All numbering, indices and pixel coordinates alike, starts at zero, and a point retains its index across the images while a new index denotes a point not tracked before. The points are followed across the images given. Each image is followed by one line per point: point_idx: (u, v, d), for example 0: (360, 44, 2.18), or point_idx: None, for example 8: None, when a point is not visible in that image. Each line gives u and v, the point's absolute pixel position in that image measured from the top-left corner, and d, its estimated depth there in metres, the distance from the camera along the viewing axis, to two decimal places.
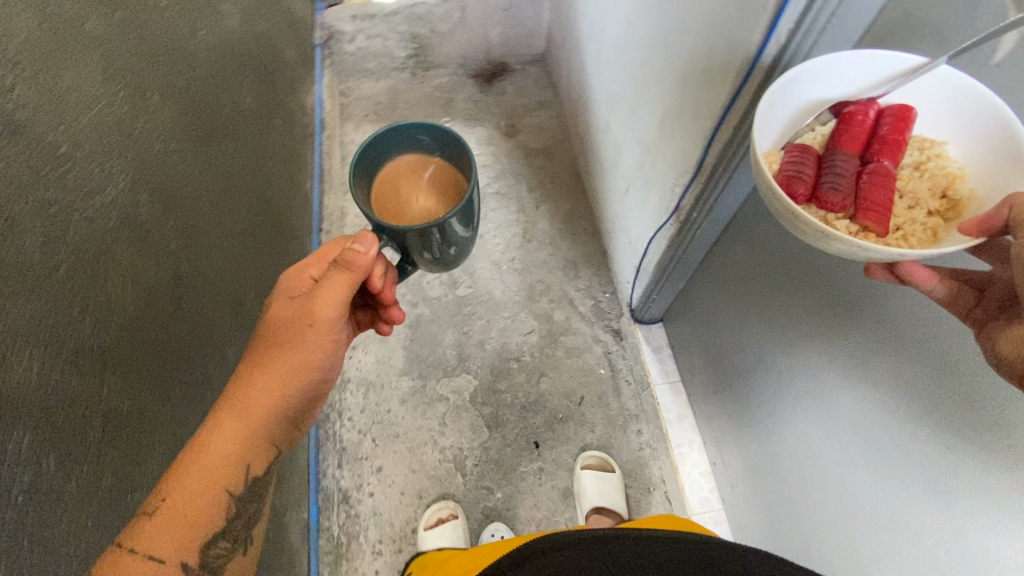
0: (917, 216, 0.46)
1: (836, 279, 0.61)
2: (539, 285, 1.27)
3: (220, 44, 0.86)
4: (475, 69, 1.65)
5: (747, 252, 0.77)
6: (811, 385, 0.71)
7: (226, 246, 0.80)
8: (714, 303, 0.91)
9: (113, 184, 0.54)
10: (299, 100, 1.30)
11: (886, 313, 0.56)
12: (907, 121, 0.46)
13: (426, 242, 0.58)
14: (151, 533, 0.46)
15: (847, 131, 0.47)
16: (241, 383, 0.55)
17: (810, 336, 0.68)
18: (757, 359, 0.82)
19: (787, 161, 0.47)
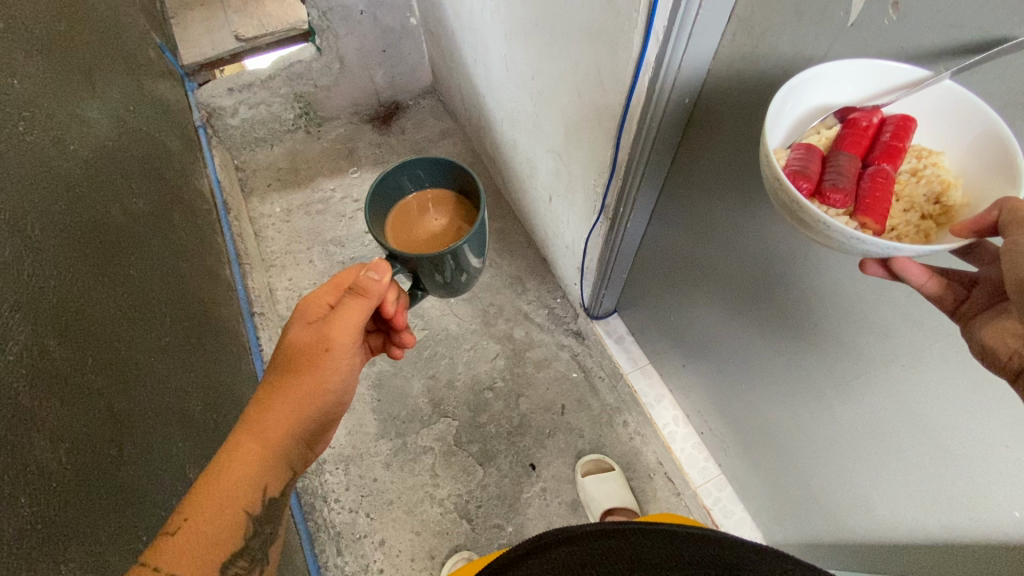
0: (909, 219, 0.43)
1: (765, 241, 0.65)
2: (492, 308, 1.26)
3: (94, 154, 0.80)
4: (369, 113, 1.64)
5: (677, 232, 0.81)
6: (767, 338, 0.75)
7: (157, 366, 0.74)
8: (659, 284, 0.95)
9: (14, 340, 0.49)
10: (194, 187, 1.23)
11: (817, 264, 0.60)
12: (909, 130, 0.42)
13: (439, 267, 0.65)
14: (180, 547, 0.49)
15: (851, 133, 0.43)
16: (260, 407, 0.59)
17: (755, 292, 0.72)
18: (712, 325, 0.86)
19: (792, 158, 0.43)
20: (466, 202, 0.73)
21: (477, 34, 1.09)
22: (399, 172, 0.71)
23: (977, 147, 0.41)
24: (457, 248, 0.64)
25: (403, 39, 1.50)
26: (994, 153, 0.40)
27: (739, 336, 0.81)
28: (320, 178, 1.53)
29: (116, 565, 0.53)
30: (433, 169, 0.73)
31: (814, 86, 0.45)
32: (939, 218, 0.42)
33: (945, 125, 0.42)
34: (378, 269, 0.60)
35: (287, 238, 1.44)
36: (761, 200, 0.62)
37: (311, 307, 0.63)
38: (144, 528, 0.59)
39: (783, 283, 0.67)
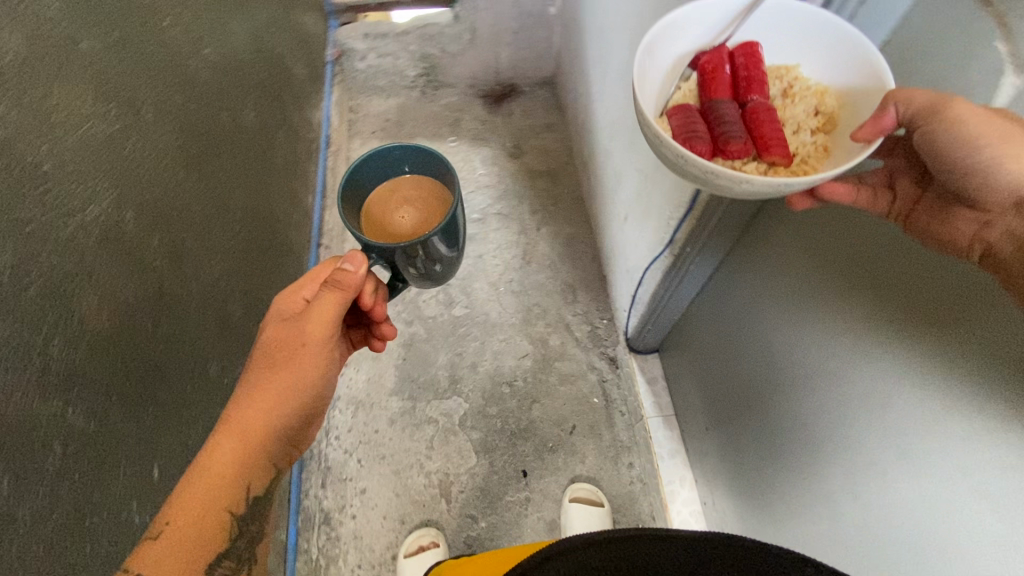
0: (805, 140, 0.48)
1: (834, 333, 0.60)
2: (536, 309, 1.26)
3: (224, 61, 0.88)
4: (485, 89, 1.67)
5: (740, 290, 0.76)
6: (800, 430, 0.69)
7: (215, 264, 0.80)
8: (708, 338, 0.90)
9: (96, 203, 0.55)
10: (305, 115, 1.32)
11: (873, 371, 0.55)
12: (758, 55, 0.48)
13: (412, 258, 0.65)
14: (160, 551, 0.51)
15: (712, 80, 0.48)
16: (238, 406, 0.60)
17: (801, 379, 0.67)
18: (748, 397, 0.80)
19: (680, 125, 0.47)
20: (438, 193, 0.72)
21: (603, 38, 1.07)
22: (368, 163, 0.70)
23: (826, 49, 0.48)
24: (426, 239, 0.64)
25: (536, 26, 1.51)
26: (846, 56, 0.47)
27: (780, 420, 0.73)
28: (421, 138, 1.58)
29: (122, 423, 0.59)
30: (408, 158, 0.72)
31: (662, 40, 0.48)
32: (825, 129, 0.48)
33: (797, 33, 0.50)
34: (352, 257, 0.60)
35: None
36: (881, 297, 0.52)
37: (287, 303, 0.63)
38: (157, 400, 0.65)
39: (863, 390, 0.57)
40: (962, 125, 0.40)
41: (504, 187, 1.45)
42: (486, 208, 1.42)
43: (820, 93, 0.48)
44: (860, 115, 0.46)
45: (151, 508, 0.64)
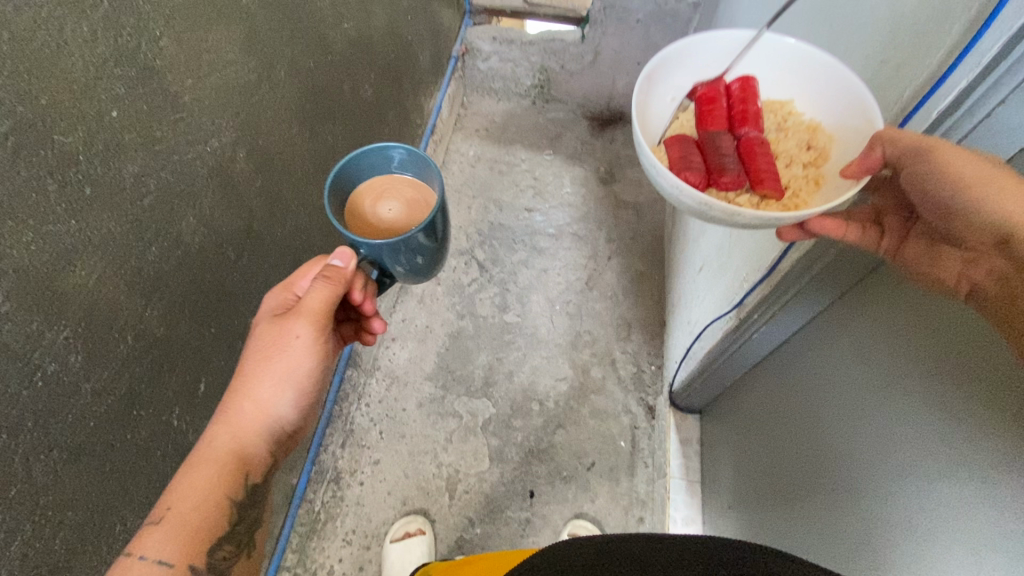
0: (796, 172, 0.58)
1: (889, 449, 0.54)
2: (586, 336, 1.24)
3: (358, 38, 0.95)
4: (593, 112, 1.69)
5: (799, 375, 0.71)
6: (833, 542, 0.62)
7: (303, 215, 0.87)
8: (755, 414, 0.84)
9: (217, 138, 0.62)
10: (418, 100, 1.39)
11: (929, 503, 0.49)
12: (750, 88, 0.60)
13: (396, 254, 0.60)
14: (163, 538, 0.50)
15: (708, 112, 0.60)
16: (231, 397, 0.58)
17: (845, 489, 0.61)
18: (785, 489, 0.74)
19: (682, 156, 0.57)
20: (422, 192, 0.65)
21: None
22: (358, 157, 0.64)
23: (811, 88, 0.59)
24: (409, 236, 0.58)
25: None
26: (832, 93, 0.57)
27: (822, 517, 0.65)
28: (519, 145, 1.62)
29: (185, 333, 0.65)
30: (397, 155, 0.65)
31: (661, 78, 0.60)
32: (817, 161, 0.58)
33: (788, 78, 0.61)
34: (342, 254, 0.58)
35: (463, 178, 1.56)
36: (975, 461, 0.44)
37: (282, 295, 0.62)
38: (219, 323, 0.71)
39: (915, 521, 0.50)
40: (951, 166, 0.43)
41: (586, 210, 1.45)
42: (564, 225, 1.42)
43: (810, 129, 0.59)
44: (845, 148, 0.56)
45: (193, 416, 0.71)
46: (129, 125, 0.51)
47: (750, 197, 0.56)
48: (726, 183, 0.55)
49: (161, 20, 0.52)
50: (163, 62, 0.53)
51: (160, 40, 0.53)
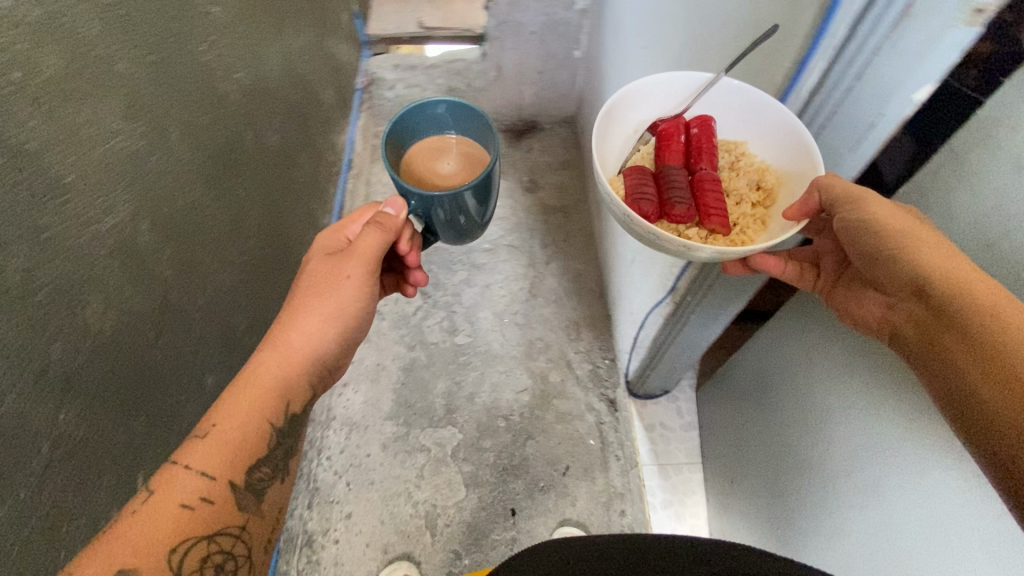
0: (744, 210, 0.59)
1: (877, 386, 0.60)
2: (539, 343, 1.25)
3: (254, 86, 0.92)
4: (507, 124, 1.75)
5: (784, 343, 0.77)
6: (835, 481, 0.68)
7: (224, 277, 0.82)
8: (749, 390, 0.90)
9: (113, 214, 0.58)
10: (330, 139, 1.37)
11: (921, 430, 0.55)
12: (708, 126, 0.58)
13: (446, 209, 0.71)
14: (207, 463, 0.55)
15: (664, 146, 0.59)
16: (281, 327, 0.63)
17: (839, 429, 0.67)
18: (783, 447, 0.80)
19: (634, 184, 0.57)
20: (465, 148, 0.79)
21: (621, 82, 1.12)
22: (406, 121, 0.76)
23: (766, 134, 0.58)
24: (460, 192, 0.69)
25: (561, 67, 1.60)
26: (782, 138, 0.55)
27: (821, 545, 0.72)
28: None
29: (109, 430, 0.60)
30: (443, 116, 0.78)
31: (617, 112, 0.59)
32: (765, 202, 0.59)
33: (746, 120, 0.59)
34: (393, 203, 0.67)
35: None
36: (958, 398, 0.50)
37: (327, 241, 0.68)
38: (148, 409, 0.66)
39: (911, 453, 0.56)
40: (864, 224, 0.51)
41: (517, 221, 1.46)
42: (497, 239, 1.42)
43: (761, 171, 0.59)
44: (793, 195, 0.56)
45: None
46: (6, 218, 0.46)
47: (699, 230, 0.57)
48: (676, 218, 0.56)
49: (28, 101, 0.48)
50: (37, 144, 0.49)
51: (29, 121, 0.49)
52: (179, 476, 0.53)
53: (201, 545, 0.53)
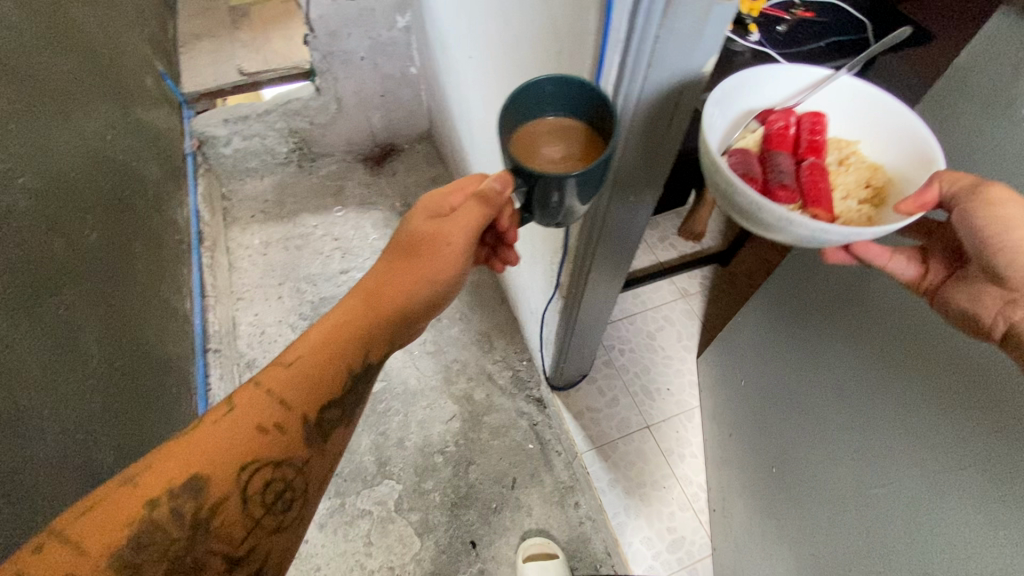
0: (850, 204, 0.53)
1: (891, 310, 0.64)
2: (455, 365, 1.23)
3: (50, 187, 0.80)
4: (363, 153, 1.74)
5: (802, 285, 0.82)
6: (830, 395, 0.74)
7: (67, 412, 0.71)
8: (754, 347, 0.96)
9: None
10: (168, 217, 1.24)
11: (929, 348, 0.58)
12: (820, 125, 0.53)
13: (540, 198, 0.50)
14: (286, 392, 0.51)
15: (777, 136, 0.53)
16: (377, 274, 0.57)
17: (844, 350, 0.71)
18: (778, 381, 0.88)
19: (735, 161, 0.52)
20: (562, 124, 0.54)
21: (460, 94, 1.14)
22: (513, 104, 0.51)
23: (883, 133, 0.54)
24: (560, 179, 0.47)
25: (402, 86, 1.61)
26: (906, 145, 0.53)
27: (819, 496, 0.76)
28: (304, 213, 1.60)
29: None
30: (550, 93, 0.53)
31: (733, 95, 0.53)
32: (874, 201, 0.53)
33: (862, 118, 0.55)
34: (504, 175, 0.52)
35: (260, 272, 1.48)
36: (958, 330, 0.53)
37: (433, 202, 0.58)
38: None
39: (912, 370, 0.60)
40: (996, 208, 0.47)
41: None
42: None
43: (870, 167, 0.55)
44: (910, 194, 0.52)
45: None
46: None
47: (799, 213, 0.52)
48: (781, 199, 0.51)
49: None
50: None
51: None
52: (257, 404, 0.50)
53: (262, 475, 0.49)
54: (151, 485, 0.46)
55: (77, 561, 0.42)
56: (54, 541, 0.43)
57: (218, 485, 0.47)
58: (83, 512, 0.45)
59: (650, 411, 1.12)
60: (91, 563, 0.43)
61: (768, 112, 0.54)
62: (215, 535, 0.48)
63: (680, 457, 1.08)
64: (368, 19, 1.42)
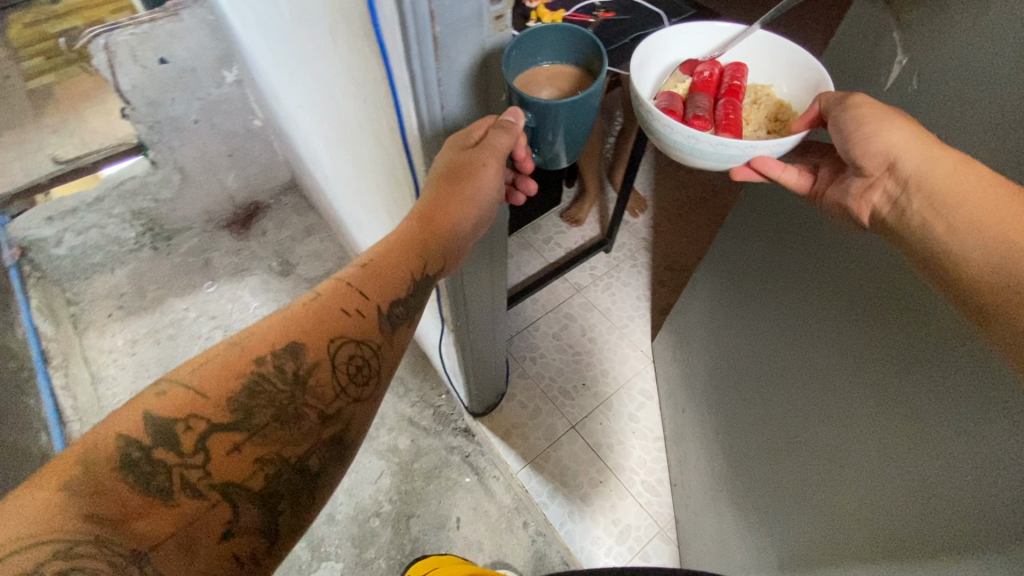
0: (758, 137, 0.57)
1: (826, 245, 0.58)
2: (372, 418, 1.17)
3: None
4: (225, 218, 1.61)
5: (740, 247, 0.79)
6: (773, 361, 0.69)
7: None
8: (705, 319, 0.93)
9: None
10: None
11: (863, 277, 0.52)
12: (742, 71, 0.58)
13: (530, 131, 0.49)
14: (365, 285, 0.49)
15: (701, 79, 0.58)
16: None
17: (787, 305, 0.65)
18: (716, 352, 0.89)
19: (660, 97, 0.56)
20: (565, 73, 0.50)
21: (305, 144, 1.10)
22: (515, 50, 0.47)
23: (790, 75, 0.60)
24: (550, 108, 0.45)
25: (249, 141, 1.51)
26: (811, 84, 0.57)
27: (729, 453, 0.81)
28: (171, 298, 1.45)
29: None
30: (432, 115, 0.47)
31: (657, 46, 0.60)
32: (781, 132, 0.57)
33: (777, 66, 0.61)
34: (515, 112, 0.47)
35: (131, 373, 1.32)
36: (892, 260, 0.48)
37: None
38: None
39: (851, 310, 0.53)
40: (862, 113, 0.48)
41: None
42: None
43: (779, 105, 0.59)
44: None
45: None
46: None
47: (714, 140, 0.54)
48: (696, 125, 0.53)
49: None
50: None
51: None
52: (340, 291, 0.48)
53: (348, 353, 0.47)
54: (258, 348, 0.44)
55: (199, 406, 0.41)
56: (177, 388, 0.41)
57: (312, 354, 0.45)
58: (196, 366, 0.42)
59: (571, 411, 1.14)
60: (213, 409, 0.41)
61: (692, 62, 0.60)
62: (314, 399, 0.45)
63: (609, 448, 1.09)
64: (190, 81, 1.33)
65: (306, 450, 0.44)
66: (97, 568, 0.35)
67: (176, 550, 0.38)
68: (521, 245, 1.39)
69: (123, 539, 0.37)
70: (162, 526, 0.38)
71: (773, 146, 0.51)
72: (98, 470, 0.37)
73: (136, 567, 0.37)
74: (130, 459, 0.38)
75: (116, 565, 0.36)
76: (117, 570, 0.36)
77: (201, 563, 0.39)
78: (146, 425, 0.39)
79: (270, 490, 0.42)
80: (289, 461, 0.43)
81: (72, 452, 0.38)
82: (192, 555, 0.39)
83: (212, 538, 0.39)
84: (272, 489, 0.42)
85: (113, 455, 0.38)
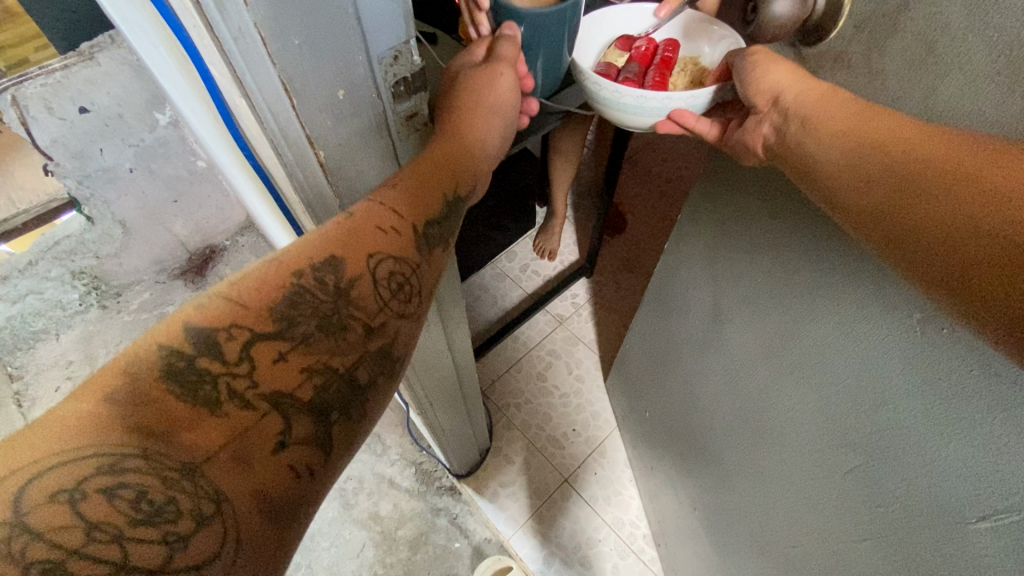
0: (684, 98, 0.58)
1: (752, 346, 0.53)
2: (350, 484, 1.07)
3: None
4: (179, 267, 1.46)
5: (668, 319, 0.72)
6: (729, 440, 0.62)
7: None
8: (644, 369, 0.86)
9: None
10: None
11: (789, 393, 0.48)
12: (675, 45, 0.59)
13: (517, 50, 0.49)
14: (400, 199, 0.39)
15: (637, 51, 0.59)
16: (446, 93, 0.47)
17: (733, 385, 0.58)
18: (665, 415, 0.81)
19: (597, 66, 0.60)
20: None
21: (242, 189, 0.97)
22: None
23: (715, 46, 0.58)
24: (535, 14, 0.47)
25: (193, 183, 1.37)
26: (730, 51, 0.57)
27: (717, 529, 0.72)
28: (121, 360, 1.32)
29: None
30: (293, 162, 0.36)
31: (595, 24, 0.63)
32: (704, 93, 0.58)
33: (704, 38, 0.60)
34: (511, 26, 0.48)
35: None
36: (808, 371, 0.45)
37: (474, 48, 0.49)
38: None
39: (784, 420, 0.50)
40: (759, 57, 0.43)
41: None
42: None
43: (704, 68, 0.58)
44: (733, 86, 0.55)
45: None
46: None
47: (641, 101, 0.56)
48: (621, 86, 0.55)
49: None
50: None
51: None
52: (374, 204, 0.38)
53: (387, 267, 0.38)
54: (297, 256, 0.35)
55: (239, 314, 0.32)
56: (214, 297, 0.33)
57: (354, 264, 0.36)
58: (233, 280, 0.34)
59: (563, 462, 1.06)
60: (254, 317, 0.33)
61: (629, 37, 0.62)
62: (359, 311, 0.37)
63: (606, 501, 1.03)
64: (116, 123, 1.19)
65: (355, 359, 0.36)
66: (147, 486, 0.27)
67: (230, 464, 0.30)
68: (497, 277, 1.30)
69: (171, 454, 0.29)
70: (210, 440, 0.30)
71: (689, 98, 0.52)
72: (138, 382, 0.30)
73: (189, 483, 0.29)
74: (173, 371, 0.30)
75: (166, 482, 0.28)
76: (169, 486, 0.28)
77: (259, 479, 0.31)
78: (185, 334, 0.31)
79: (321, 401, 0.34)
80: (337, 371, 0.35)
81: (99, 371, 0.29)
82: (247, 468, 0.31)
83: (268, 451, 0.32)
84: (323, 402, 0.34)
85: (155, 366, 0.30)
